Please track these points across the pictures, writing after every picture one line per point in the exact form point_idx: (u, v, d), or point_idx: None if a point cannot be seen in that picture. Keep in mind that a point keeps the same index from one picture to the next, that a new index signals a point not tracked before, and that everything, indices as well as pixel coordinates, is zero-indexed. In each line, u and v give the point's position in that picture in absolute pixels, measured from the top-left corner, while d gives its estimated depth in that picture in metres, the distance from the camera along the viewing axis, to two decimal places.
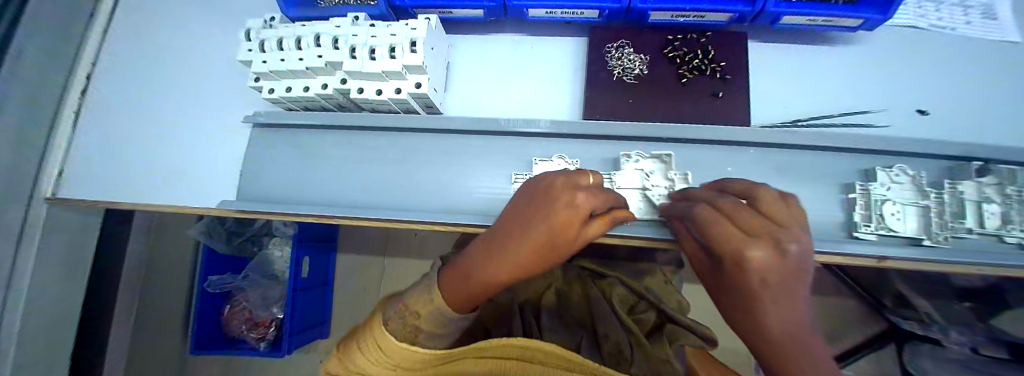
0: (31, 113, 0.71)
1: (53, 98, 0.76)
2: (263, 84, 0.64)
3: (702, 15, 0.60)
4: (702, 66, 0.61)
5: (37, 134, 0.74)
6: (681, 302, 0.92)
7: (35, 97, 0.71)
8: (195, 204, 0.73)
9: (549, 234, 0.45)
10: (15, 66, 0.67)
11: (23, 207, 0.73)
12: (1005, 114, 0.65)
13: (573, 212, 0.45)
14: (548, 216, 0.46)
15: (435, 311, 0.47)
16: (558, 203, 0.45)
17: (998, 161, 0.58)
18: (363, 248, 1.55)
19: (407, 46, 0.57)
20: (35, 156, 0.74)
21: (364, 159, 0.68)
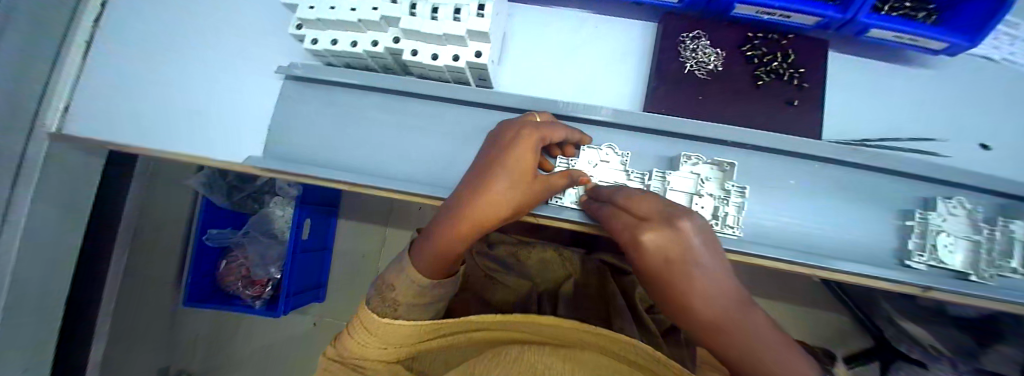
0: (40, 33, 0.65)
1: (62, 24, 0.69)
2: (306, 33, 0.58)
3: (788, 15, 0.56)
4: (780, 70, 0.58)
5: (43, 58, 0.67)
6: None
7: (42, 17, 0.64)
8: (216, 156, 0.68)
9: (511, 179, 0.45)
10: None
11: (25, 139, 0.66)
12: None
13: (523, 158, 0.46)
14: (497, 163, 0.46)
15: (408, 281, 0.50)
16: (516, 149, 0.47)
17: None
18: (364, 217, 1.49)
19: (474, 9, 0.52)
20: (36, 86, 0.67)
21: (407, 128, 0.63)
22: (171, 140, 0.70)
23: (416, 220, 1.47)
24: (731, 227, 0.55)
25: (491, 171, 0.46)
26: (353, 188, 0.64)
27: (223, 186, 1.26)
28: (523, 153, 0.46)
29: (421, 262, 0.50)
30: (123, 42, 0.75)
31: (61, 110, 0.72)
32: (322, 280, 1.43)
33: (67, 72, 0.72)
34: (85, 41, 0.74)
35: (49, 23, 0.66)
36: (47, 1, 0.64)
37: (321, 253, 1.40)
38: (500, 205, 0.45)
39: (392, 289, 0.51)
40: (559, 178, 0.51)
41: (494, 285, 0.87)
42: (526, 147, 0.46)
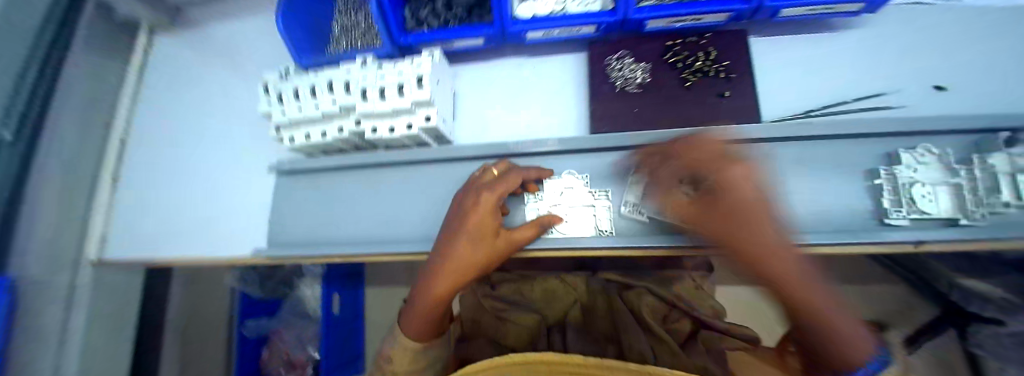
0: (67, 191, 0.86)
1: (86, 178, 0.91)
2: (285, 134, 0.68)
3: (698, 18, 0.61)
4: (704, 68, 0.62)
5: (78, 203, 0.89)
6: (716, 307, 0.82)
7: (69, 182, 0.87)
8: (227, 253, 0.77)
9: (468, 240, 0.51)
10: (50, 157, 0.83)
11: (71, 273, 0.86)
12: None
13: (480, 218, 0.51)
14: (458, 230, 0.51)
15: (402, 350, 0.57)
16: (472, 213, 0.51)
17: None
18: (387, 280, 1.49)
19: (414, 83, 0.60)
20: (77, 230, 0.89)
21: (384, 195, 0.70)
22: (192, 247, 0.80)
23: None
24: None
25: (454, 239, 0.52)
26: (345, 259, 0.70)
27: (257, 279, 1.36)
28: (480, 215, 0.51)
29: (410, 327, 0.56)
30: (141, 173, 0.91)
31: (99, 242, 0.92)
32: (359, 350, 1.45)
33: (99, 209, 0.93)
34: (110, 182, 0.96)
35: (76, 180, 0.88)
36: (68, 167, 0.86)
37: (353, 324, 1.42)
38: (466, 270, 0.52)
39: (392, 361, 0.57)
40: (525, 230, 0.54)
41: (504, 325, 0.85)
42: (484, 206, 0.51)
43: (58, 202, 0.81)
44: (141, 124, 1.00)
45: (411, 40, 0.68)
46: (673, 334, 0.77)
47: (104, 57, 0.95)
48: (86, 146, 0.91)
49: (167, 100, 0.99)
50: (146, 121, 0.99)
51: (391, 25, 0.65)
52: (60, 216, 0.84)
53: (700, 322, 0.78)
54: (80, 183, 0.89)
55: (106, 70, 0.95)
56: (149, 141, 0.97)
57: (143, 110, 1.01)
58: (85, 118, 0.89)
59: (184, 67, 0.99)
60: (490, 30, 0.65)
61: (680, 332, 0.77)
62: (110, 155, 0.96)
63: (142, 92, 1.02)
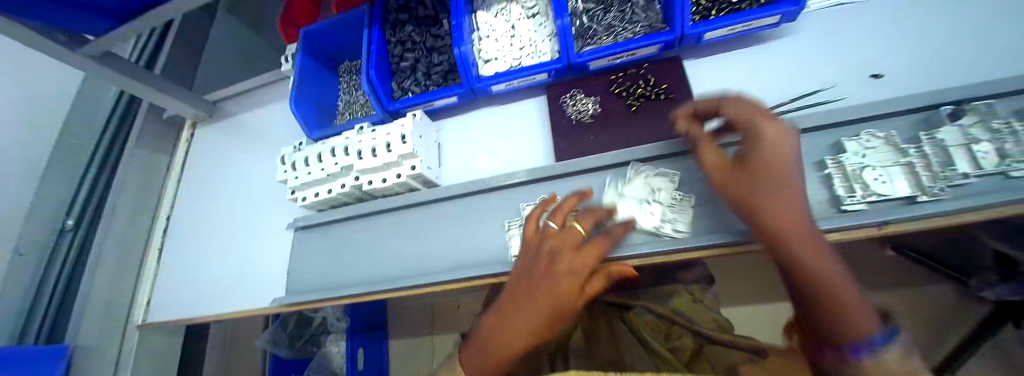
0: (121, 266, 1.06)
1: (134, 257, 1.10)
2: (298, 195, 0.80)
3: (633, 51, 0.70)
4: (646, 92, 0.71)
5: (129, 276, 1.07)
6: (719, 320, 0.74)
7: (122, 260, 1.06)
8: (251, 306, 0.87)
9: (557, 290, 0.47)
10: (106, 239, 1.03)
11: (119, 336, 1.02)
12: (967, 49, 0.66)
13: (565, 264, 0.49)
14: (558, 276, 0.48)
15: None
16: (566, 258, 0.49)
17: (969, 99, 0.58)
18: (410, 329, 1.49)
19: (399, 140, 0.71)
20: (127, 296, 1.06)
21: (382, 238, 0.79)
22: (225, 304, 0.90)
23: (461, 322, 1.43)
24: (677, 231, 0.59)
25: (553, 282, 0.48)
26: (349, 301, 0.76)
27: (285, 339, 1.44)
28: (568, 256, 0.50)
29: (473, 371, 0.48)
30: (184, 245, 1.08)
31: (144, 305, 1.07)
32: None
33: (149, 276, 1.09)
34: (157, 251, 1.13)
35: (128, 257, 1.08)
36: (119, 246, 1.06)
37: None
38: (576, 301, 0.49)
39: None
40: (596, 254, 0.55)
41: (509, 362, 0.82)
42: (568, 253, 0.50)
43: (110, 276, 1.02)
44: (182, 201, 1.18)
45: (398, 106, 0.81)
46: (676, 354, 0.70)
47: (154, 153, 1.21)
48: (138, 229, 1.12)
49: (199, 179, 1.18)
50: (185, 197, 1.18)
51: (381, 95, 0.79)
52: (114, 288, 1.03)
53: (702, 337, 0.70)
54: (131, 262, 1.09)
55: (155, 167, 1.21)
56: (191, 213, 1.13)
57: (183, 189, 1.20)
58: (136, 207, 1.13)
59: (221, 150, 1.19)
60: (460, 89, 0.77)
61: (682, 350, 0.70)
62: (156, 232, 1.15)
63: (187, 178, 1.21)
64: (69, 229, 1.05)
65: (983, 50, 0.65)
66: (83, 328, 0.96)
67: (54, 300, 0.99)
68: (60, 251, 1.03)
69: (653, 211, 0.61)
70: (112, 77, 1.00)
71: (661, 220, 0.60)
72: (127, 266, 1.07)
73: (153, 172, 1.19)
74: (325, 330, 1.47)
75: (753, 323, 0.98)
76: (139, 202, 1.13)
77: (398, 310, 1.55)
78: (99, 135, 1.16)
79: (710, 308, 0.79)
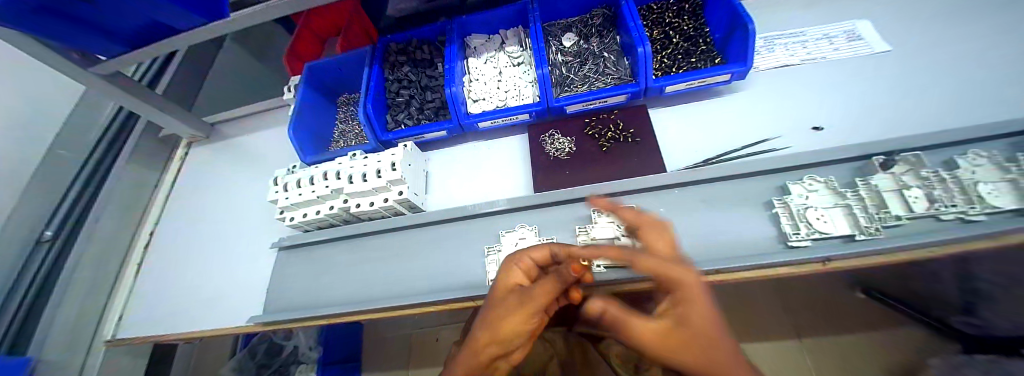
0: (96, 282, 1.04)
1: (110, 273, 1.08)
2: (287, 215, 0.84)
3: (605, 99, 0.80)
4: (615, 135, 0.80)
5: (100, 294, 1.05)
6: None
7: (96, 277, 1.05)
8: (225, 326, 0.86)
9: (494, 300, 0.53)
10: (84, 253, 1.03)
11: (81, 357, 0.98)
12: (887, 109, 0.78)
13: (507, 279, 0.55)
14: (492, 302, 0.53)
15: None
16: (498, 284, 0.55)
17: (898, 151, 0.66)
18: (387, 360, 1.44)
19: (389, 167, 0.77)
20: (96, 313, 1.03)
21: (364, 260, 0.81)
22: (198, 324, 0.89)
23: (440, 354, 1.39)
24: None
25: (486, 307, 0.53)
26: (328, 321, 0.77)
27: (252, 368, 1.35)
28: (510, 281, 0.55)
29: None
30: (163, 262, 1.08)
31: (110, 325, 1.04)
32: None
33: (120, 294, 1.07)
34: (135, 267, 1.12)
35: (104, 272, 1.07)
36: (96, 261, 1.05)
37: None
38: (486, 342, 0.48)
39: None
40: (546, 282, 0.51)
41: None
42: (508, 279, 0.55)
43: (83, 291, 1.01)
44: (169, 218, 1.19)
45: (391, 136, 0.88)
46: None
47: (145, 170, 1.24)
48: (115, 245, 1.11)
49: (190, 197, 1.20)
50: (174, 213, 1.19)
51: (375, 127, 0.86)
52: (86, 305, 1.01)
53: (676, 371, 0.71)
54: (106, 279, 1.06)
55: (145, 184, 1.23)
56: (176, 230, 1.14)
57: (173, 205, 1.21)
58: (121, 222, 1.13)
59: (216, 169, 1.23)
60: (450, 124, 0.85)
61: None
62: (137, 247, 1.15)
63: (176, 194, 1.24)
64: (46, 241, 1.03)
65: (899, 111, 0.77)
66: (47, 344, 0.93)
67: (16, 317, 0.95)
68: (31, 263, 1.00)
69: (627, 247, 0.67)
70: (117, 95, 1.05)
71: None
72: (100, 283, 1.05)
73: (142, 189, 1.21)
74: (297, 360, 1.40)
75: None
76: (122, 218, 1.14)
77: (375, 339, 1.50)
78: (90, 150, 1.18)
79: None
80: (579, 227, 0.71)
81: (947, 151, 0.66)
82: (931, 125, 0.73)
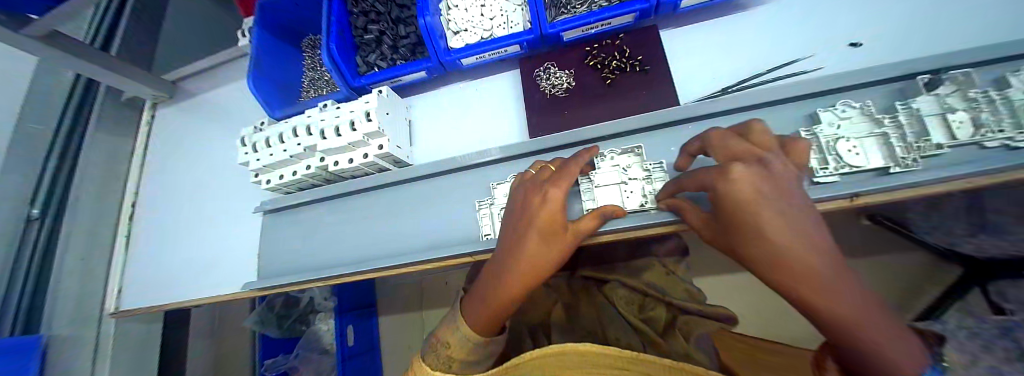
0: (90, 254, 1.03)
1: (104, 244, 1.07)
2: (263, 177, 0.77)
3: (609, 21, 0.67)
4: (621, 65, 0.69)
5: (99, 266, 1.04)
6: (692, 291, 0.74)
7: (89, 250, 1.03)
8: (228, 291, 0.86)
9: (542, 225, 0.48)
10: (71, 228, 0.99)
11: (95, 329, 1.01)
12: (951, 9, 0.63)
13: (553, 203, 0.48)
14: (540, 223, 0.48)
15: (464, 338, 0.47)
16: (542, 205, 0.48)
17: (947, 69, 0.55)
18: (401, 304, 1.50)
19: (363, 118, 0.68)
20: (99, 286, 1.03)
21: (353, 220, 0.77)
22: (201, 291, 0.89)
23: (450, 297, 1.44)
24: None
25: (525, 233, 0.49)
26: (321, 284, 0.75)
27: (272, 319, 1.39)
28: (556, 198, 0.48)
29: (475, 315, 0.48)
30: (156, 231, 1.04)
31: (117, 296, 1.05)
32: None
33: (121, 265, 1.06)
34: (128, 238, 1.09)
35: (96, 245, 1.05)
36: (87, 236, 1.02)
37: (370, 354, 1.38)
38: (534, 266, 0.48)
39: (448, 347, 0.47)
40: (590, 221, 0.50)
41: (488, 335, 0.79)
42: (553, 201, 0.48)
43: (78, 264, 0.99)
44: (149, 186, 1.13)
45: (363, 81, 0.77)
46: (650, 324, 0.68)
47: (116, 137, 1.14)
48: (101, 219, 1.07)
49: (165, 163, 1.12)
50: (153, 179, 1.13)
51: (343, 72, 0.75)
52: (88, 278, 1.01)
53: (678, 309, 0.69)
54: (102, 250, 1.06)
55: (119, 150, 1.15)
56: (158, 199, 1.08)
57: (151, 172, 1.14)
58: (101, 192, 1.08)
59: (185, 131, 1.13)
60: (429, 63, 0.74)
61: (656, 320, 0.67)
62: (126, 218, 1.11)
63: (152, 159, 1.16)
64: (36, 218, 0.98)
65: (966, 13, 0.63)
66: (60, 318, 0.95)
67: (23, 297, 0.93)
68: (23, 246, 0.96)
69: (631, 195, 0.61)
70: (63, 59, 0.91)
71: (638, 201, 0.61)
72: (93, 257, 1.03)
73: (116, 158, 1.13)
74: (313, 310, 1.46)
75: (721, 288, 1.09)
76: (102, 190, 1.08)
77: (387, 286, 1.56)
78: (59, 118, 1.07)
79: (683, 280, 0.79)
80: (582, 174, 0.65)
81: (999, 67, 0.54)
82: (993, 33, 0.60)
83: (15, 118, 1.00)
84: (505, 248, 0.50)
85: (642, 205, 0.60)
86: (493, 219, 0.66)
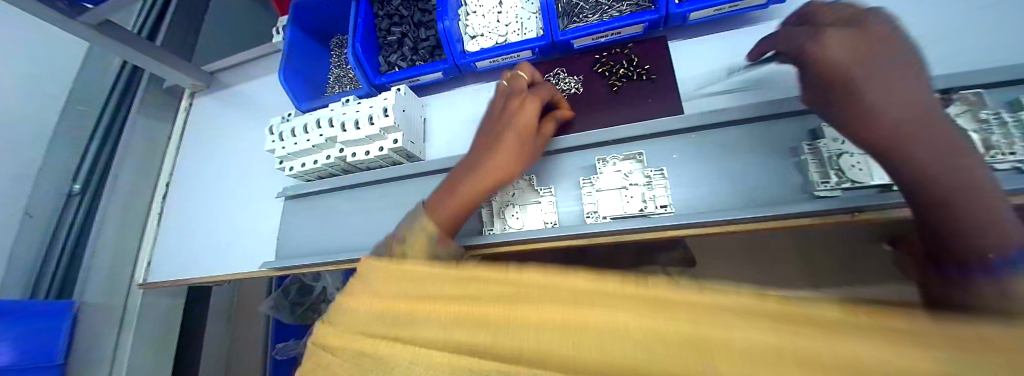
0: (125, 228, 1.12)
1: (140, 218, 1.16)
2: (287, 165, 0.83)
3: (618, 31, 0.70)
4: (628, 73, 0.72)
5: (131, 240, 1.13)
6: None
7: (126, 224, 1.12)
8: (247, 269, 0.92)
9: (518, 130, 0.54)
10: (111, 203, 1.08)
11: (124, 297, 1.10)
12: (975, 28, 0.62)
13: (527, 113, 0.56)
14: (517, 130, 0.54)
15: (426, 237, 0.45)
16: (514, 114, 0.55)
17: (959, 88, 0.55)
18: None
19: (381, 113, 0.72)
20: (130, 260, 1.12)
21: (366, 210, 0.81)
22: (225, 268, 0.96)
23: None
24: (663, 207, 0.62)
25: (499, 139, 0.53)
26: (334, 268, 0.79)
27: (287, 304, 1.48)
28: (529, 109, 0.56)
29: (444, 210, 0.49)
30: (187, 211, 1.11)
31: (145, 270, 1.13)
32: None
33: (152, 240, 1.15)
34: (158, 216, 1.18)
35: (131, 221, 1.14)
36: (124, 213, 1.11)
37: None
38: (501, 169, 0.53)
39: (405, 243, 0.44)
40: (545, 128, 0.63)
41: None
42: (526, 110, 0.56)
43: (112, 236, 1.07)
44: (182, 168, 1.22)
45: (383, 80, 0.82)
46: None
47: (155, 122, 1.24)
48: (137, 196, 1.16)
49: (198, 148, 1.21)
50: (186, 162, 1.21)
51: (366, 70, 0.81)
52: (119, 252, 1.09)
53: None
54: (134, 226, 1.14)
55: (156, 134, 1.23)
56: (189, 181, 1.17)
57: (184, 155, 1.23)
58: (140, 171, 1.17)
59: (219, 118, 1.21)
60: (445, 65, 0.78)
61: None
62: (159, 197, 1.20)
63: (186, 144, 1.25)
64: (77, 193, 1.07)
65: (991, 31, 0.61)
66: (90, 287, 1.03)
67: (60, 265, 1.02)
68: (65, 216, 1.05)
69: (631, 200, 0.64)
70: (120, 49, 1.01)
71: (638, 207, 0.63)
72: (128, 232, 1.12)
73: (156, 140, 1.23)
74: (325, 299, 1.48)
75: None
76: (141, 171, 1.17)
77: None
78: (107, 103, 1.17)
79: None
80: (584, 178, 0.68)
81: (1014, 89, 0.54)
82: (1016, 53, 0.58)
83: (72, 102, 1.11)
84: (479, 148, 0.54)
85: (644, 208, 0.63)
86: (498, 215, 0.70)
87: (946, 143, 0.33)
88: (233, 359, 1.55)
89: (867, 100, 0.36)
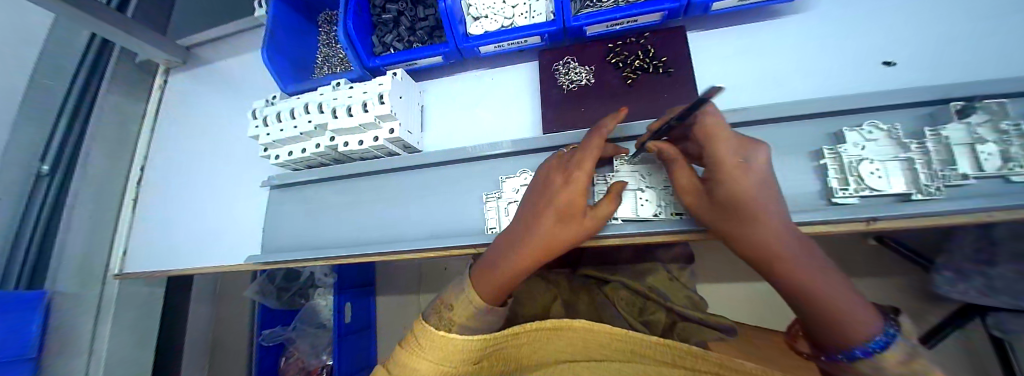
0: (98, 213, 1.04)
1: (114, 202, 1.09)
2: (272, 152, 0.77)
3: (635, 18, 0.65)
4: (643, 65, 0.67)
5: (104, 226, 1.06)
6: (694, 299, 0.72)
7: (99, 209, 1.05)
8: (231, 261, 0.87)
9: (560, 211, 0.48)
10: (80, 186, 1.00)
11: (99, 287, 1.03)
12: (1005, 31, 0.59)
13: (574, 192, 0.49)
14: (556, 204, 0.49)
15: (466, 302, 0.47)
16: (559, 195, 0.49)
17: (983, 97, 0.52)
18: (397, 288, 1.48)
19: (376, 100, 0.66)
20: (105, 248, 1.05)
21: (358, 202, 0.76)
22: (207, 259, 0.90)
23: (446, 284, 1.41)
24: (677, 214, 0.60)
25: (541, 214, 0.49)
26: (324, 262, 0.75)
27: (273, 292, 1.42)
28: (578, 188, 0.49)
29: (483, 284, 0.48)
30: (164, 196, 1.04)
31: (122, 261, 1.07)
32: (371, 360, 1.40)
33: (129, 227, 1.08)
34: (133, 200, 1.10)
35: (104, 206, 1.06)
36: (95, 199, 1.03)
37: (365, 332, 1.39)
38: (547, 244, 0.49)
39: (449, 308, 0.48)
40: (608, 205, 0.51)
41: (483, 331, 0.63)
42: (576, 183, 0.49)
43: (83, 223, 1.00)
44: (158, 150, 1.14)
45: (377, 62, 0.75)
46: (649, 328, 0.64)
47: (127, 99, 1.14)
48: (109, 178, 1.08)
49: (175, 128, 1.12)
50: (162, 143, 1.13)
51: (359, 51, 0.74)
52: (92, 239, 1.02)
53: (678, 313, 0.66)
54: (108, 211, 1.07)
55: (129, 113, 1.14)
56: (166, 164, 1.09)
57: (161, 136, 1.15)
58: (113, 152, 1.08)
59: (198, 96, 1.13)
60: (446, 48, 0.72)
61: (657, 325, 0.64)
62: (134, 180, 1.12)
63: (162, 123, 1.16)
64: (46, 176, 0.99)
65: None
66: (61, 277, 0.96)
67: (28, 254, 0.95)
68: (33, 200, 0.96)
69: (642, 204, 0.61)
70: (86, 20, 0.91)
71: (650, 211, 0.60)
72: (102, 217, 1.05)
73: (129, 117, 1.14)
74: (313, 284, 1.47)
75: (723, 301, 1.05)
76: (116, 152, 1.09)
77: (385, 267, 1.53)
78: (73, 77, 1.06)
79: (686, 287, 0.77)
80: (600, 174, 0.65)
81: None
82: None
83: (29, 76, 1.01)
84: (521, 222, 0.51)
85: (656, 215, 0.60)
86: (498, 213, 0.65)
87: (797, 257, 0.36)
88: (219, 345, 1.52)
89: (745, 221, 0.39)
